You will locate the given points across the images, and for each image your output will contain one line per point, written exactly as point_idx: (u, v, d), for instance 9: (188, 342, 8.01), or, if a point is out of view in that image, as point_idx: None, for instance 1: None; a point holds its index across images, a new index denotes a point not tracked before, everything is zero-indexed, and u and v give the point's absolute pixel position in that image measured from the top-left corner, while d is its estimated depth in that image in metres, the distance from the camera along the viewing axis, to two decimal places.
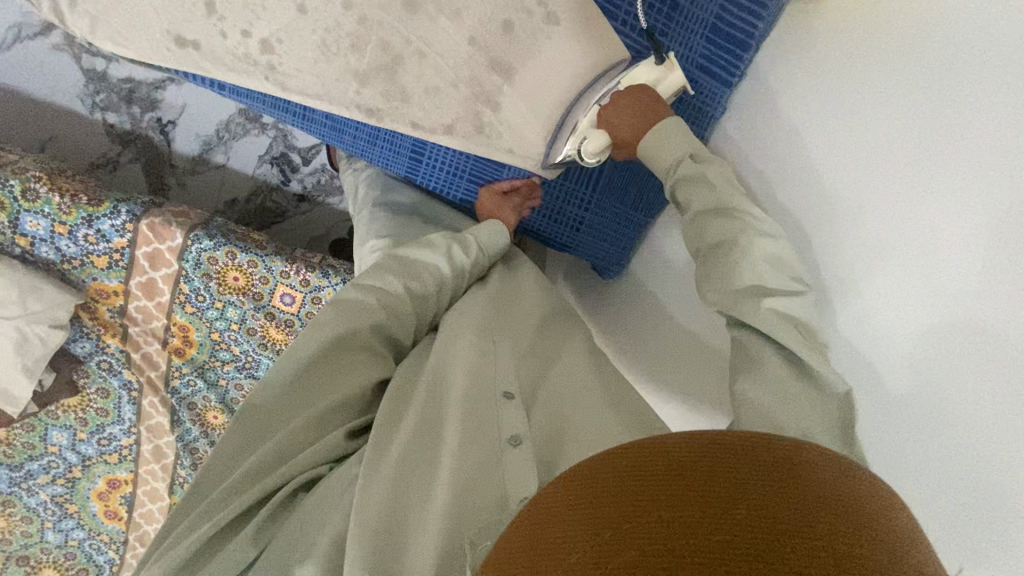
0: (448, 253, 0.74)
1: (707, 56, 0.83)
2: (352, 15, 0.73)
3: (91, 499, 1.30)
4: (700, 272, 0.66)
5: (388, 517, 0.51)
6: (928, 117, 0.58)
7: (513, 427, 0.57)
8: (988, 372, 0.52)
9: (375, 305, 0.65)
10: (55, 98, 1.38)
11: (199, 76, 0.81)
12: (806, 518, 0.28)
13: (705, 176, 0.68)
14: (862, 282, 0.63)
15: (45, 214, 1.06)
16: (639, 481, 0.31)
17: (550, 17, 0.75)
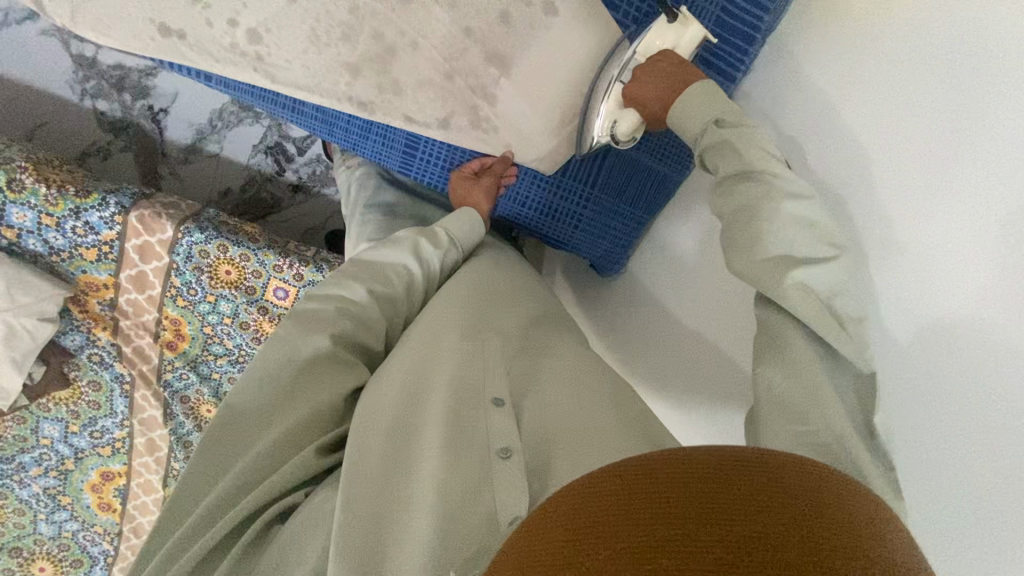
0: (418, 251, 0.75)
1: (712, 51, 0.80)
2: (343, 4, 0.70)
3: (84, 491, 1.29)
4: (727, 240, 0.64)
5: (369, 535, 0.49)
6: (965, 123, 0.57)
7: (504, 438, 0.56)
8: (1002, 376, 0.51)
9: (336, 312, 0.66)
10: (43, 85, 1.35)
11: (185, 66, 0.79)
12: (815, 540, 0.26)
13: (730, 141, 0.65)
14: (883, 282, 0.62)
15: (30, 205, 1.04)
16: (631, 498, 0.28)
17: (549, 8, 0.73)
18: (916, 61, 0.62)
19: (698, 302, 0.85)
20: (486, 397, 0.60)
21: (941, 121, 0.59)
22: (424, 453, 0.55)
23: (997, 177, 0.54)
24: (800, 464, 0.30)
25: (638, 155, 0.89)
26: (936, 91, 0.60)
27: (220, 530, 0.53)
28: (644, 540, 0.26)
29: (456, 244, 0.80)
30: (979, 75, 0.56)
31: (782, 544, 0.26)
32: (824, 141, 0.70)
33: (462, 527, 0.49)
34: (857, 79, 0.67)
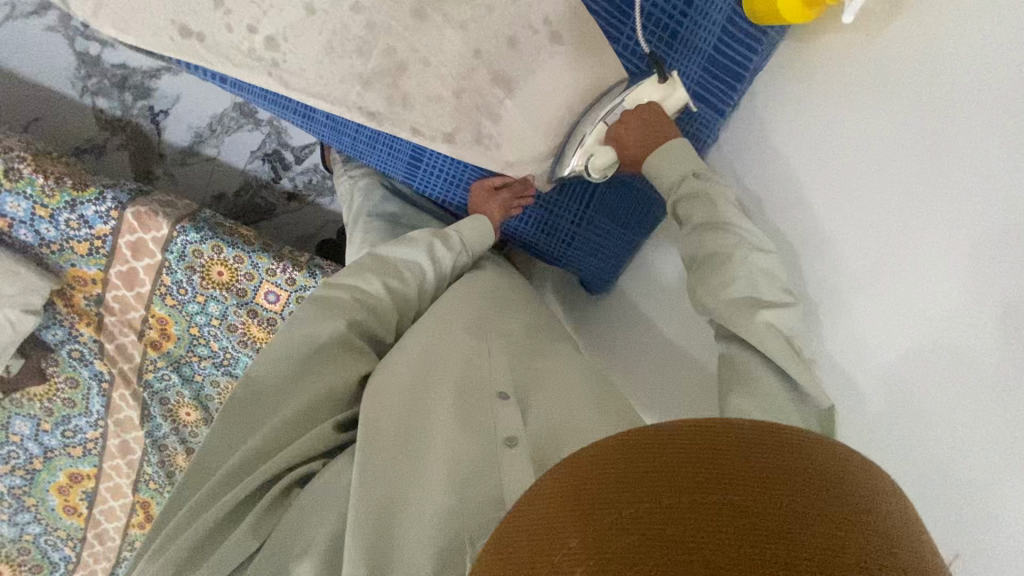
0: (433, 252, 0.78)
1: (705, 88, 0.86)
2: (360, 20, 0.74)
3: (49, 493, 1.25)
4: (694, 282, 0.69)
5: (384, 511, 0.51)
6: (933, 170, 0.59)
7: (509, 428, 0.57)
8: (957, 390, 0.54)
9: (351, 301, 0.68)
10: (44, 80, 1.36)
11: (200, 68, 0.81)
12: (806, 503, 0.29)
13: (706, 194, 0.71)
14: (845, 309, 0.66)
15: (26, 195, 1.03)
16: (635, 466, 0.31)
17: (554, 36, 0.78)
18: (877, 87, 0.65)
19: (680, 322, 0.90)
20: (492, 390, 0.62)
21: (898, 141, 0.62)
22: (431, 439, 0.57)
23: (957, 225, 0.56)
24: (792, 437, 0.33)
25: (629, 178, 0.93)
26: (909, 138, 0.61)
27: (228, 502, 0.54)
28: (652, 502, 0.29)
29: (470, 246, 0.83)
30: (947, 127, 0.58)
31: (778, 510, 0.28)
32: (803, 172, 0.74)
33: (470, 509, 0.51)
34: (827, 107, 0.72)
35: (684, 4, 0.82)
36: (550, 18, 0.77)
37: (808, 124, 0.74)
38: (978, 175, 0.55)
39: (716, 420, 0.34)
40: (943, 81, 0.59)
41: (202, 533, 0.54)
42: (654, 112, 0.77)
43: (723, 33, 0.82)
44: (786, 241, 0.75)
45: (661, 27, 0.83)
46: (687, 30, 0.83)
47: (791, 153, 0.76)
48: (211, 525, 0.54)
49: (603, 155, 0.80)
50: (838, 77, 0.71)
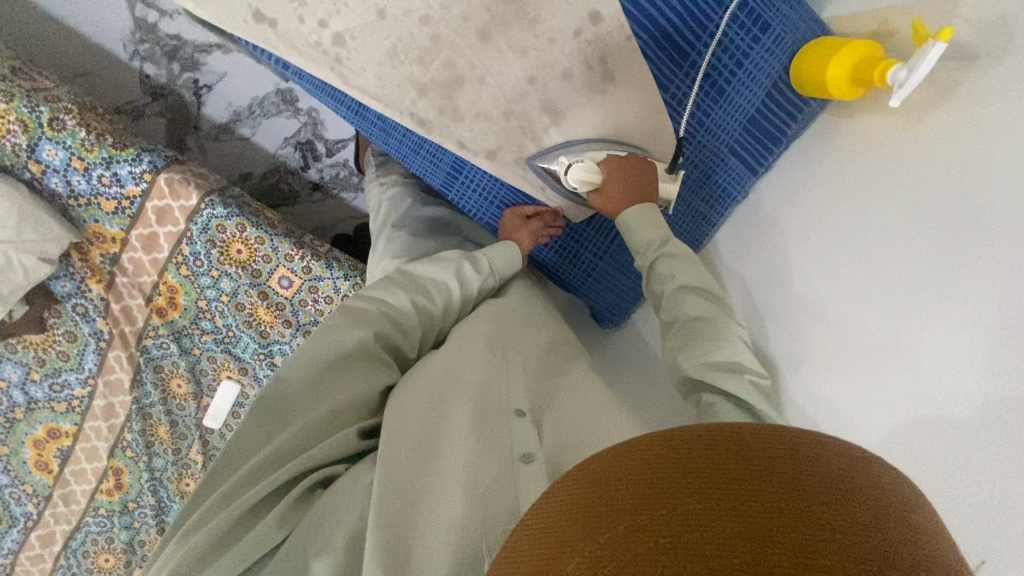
0: (460, 274, 0.80)
1: (741, 147, 0.89)
2: (426, 31, 0.78)
3: (25, 445, 1.25)
4: (670, 345, 0.71)
5: (399, 512, 0.53)
6: (936, 257, 0.61)
7: (525, 446, 0.59)
8: (948, 458, 0.57)
9: (379, 314, 0.69)
10: (97, 37, 1.38)
11: (267, 53, 0.83)
12: (823, 510, 0.30)
13: (688, 258, 0.74)
14: (848, 370, 0.69)
15: (65, 145, 1.01)
16: (651, 471, 0.33)
17: (607, 75, 0.81)
18: (904, 153, 0.67)
19: None
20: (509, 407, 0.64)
21: (915, 205, 0.64)
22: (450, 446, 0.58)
23: (971, 294, 0.57)
24: (816, 445, 0.34)
25: None
26: (915, 225, 0.64)
27: (255, 495, 0.56)
28: (667, 508, 0.30)
29: (500, 271, 0.84)
30: (967, 206, 0.59)
31: (796, 515, 0.29)
32: (812, 238, 0.78)
33: (487, 520, 0.52)
34: (855, 171, 0.74)
35: (735, 63, 0.84)
36: (607, 58, 0.81)
37: (834, 185, 0.76)
38: (993, 246, 0.56)
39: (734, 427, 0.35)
40: (965, 155, 0.60)
41: (222, 529, 0.55)
42: (650, 174, 0.79)
43: (766, 96, 0.85)
44: (793, 303, 0.79)
45: (709, 82, 0.86)
46: (733, 88, 0.86)
47: (809, 215, 0.79)
48: (233, 517, 0.55)
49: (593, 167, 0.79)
50: (863, 146, 0.73)
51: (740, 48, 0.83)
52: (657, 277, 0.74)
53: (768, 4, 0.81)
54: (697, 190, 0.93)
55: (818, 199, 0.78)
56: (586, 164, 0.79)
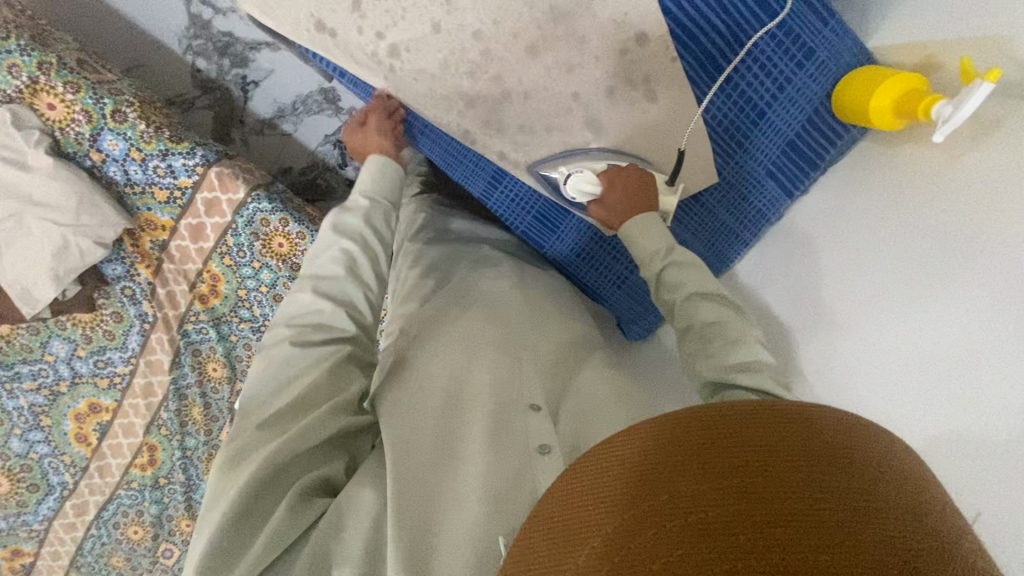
0: (341, 227, 0.79)
1: (778, 170, 0.90)
2: (477, 46, 0.80)
3: (67, 417, 1.31)
4: (687, 350, 0.69)
5: (415, 512, 0.58)
6: (957, 262, 0.64)
7: (542, 438, 0.64)
8: (967, 469, 0.59)
9: (285, 326, 0.73)
10: (154, 31, 1.44)
11: (326, 61, 0.88)
12: (820, 480, 0.32)
13: (693, 263, 0.73)
14: (872, 383, 0.72)
15: (125, 137, 1.07)
16: (654, 457, 0.35)
17: (650, 95, 0.83)
18: (933, 177, 0.69)
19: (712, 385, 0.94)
20: (523, 403, 0.69)
21: (940, 220, 0.67)
22: (467, 451, 0.64)
23: (990, 306, 0.59)
24: (820, 417, 0.36)
25: (689, 239, 0.97)
26: (940, 235, 0.67)
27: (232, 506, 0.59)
28: (673, 492, 0.33)
29: (384, 197, 0.83)
30: (987, 224, 0.61)
31: (787, 485, 0.32)
32: (846, 258, 0.79)
33: (505, 513, 0.58)
34: (886, 189, 0.76)
35: (777, 88, 0.85)
36: (652, 78, 0.82)
37: (868, 209, 0.78)
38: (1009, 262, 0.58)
39: (733, 406, 0.37)
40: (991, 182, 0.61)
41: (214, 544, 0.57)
42: (648, 182, 0.81)
43: (807, 121, 0.87)
44: (824, 320, 0.82)
45: (750, 105, 0.86)
46: (774, 112, 0.87)
47: (841, 233, 0.82)
48: (231, 528, 0.58)
49: (593, 178, 0.81)
50: (901, 174, 0.74)
51: (783, 73, 0.84)
52: (667, 286, 0.73)
53: (812, 31, 0.82)
54: (732, 210, 0.95)
55: (851, 220, 0.81)
56: (586, 175, 0.81)
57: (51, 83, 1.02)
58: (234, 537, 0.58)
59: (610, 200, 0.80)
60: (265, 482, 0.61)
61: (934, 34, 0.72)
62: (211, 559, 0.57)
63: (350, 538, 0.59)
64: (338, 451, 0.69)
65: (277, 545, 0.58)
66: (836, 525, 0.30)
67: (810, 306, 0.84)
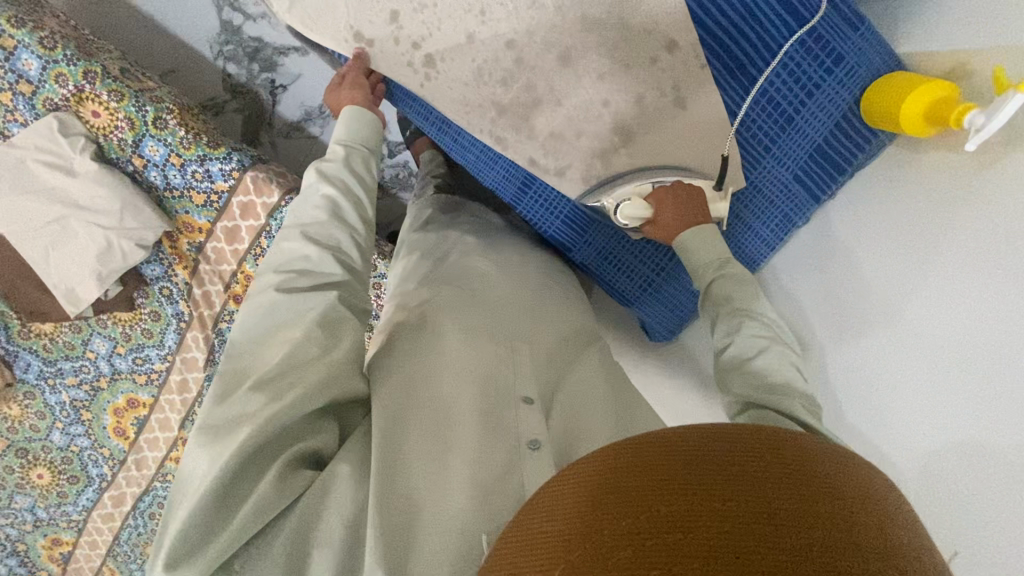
0: (324, 172, 0.81)
1: (805, 174, 0.91)
2: (510, 55, 0.83)
3: (106, 412, 1.37)
4: (722, 365, 0.71)
5: (399, 506, 0.61)
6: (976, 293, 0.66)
7: (531, 433, 0.69)
8: (994, 469, 0.63)
9: (273, 275, 0.74)
10: (187, 37, 1.48)
11: None
12: (794, 505, 0.34)
13: (743, 279, 0.73)
14: (896, 391, 0.76)
15: (166, 142, 1.11)
16: (639, 477, 0.37)
17: (679, 101, 0.85)
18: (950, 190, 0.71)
19: None
20: (517, 395, 0.73)
21: (957, 233, 0.70)
22: (457, 449, 0.66)
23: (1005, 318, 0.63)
24: (793, 443, 0.39)
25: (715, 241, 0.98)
26: (956, 267, 0.69)
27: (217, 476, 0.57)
28: (653, 511, 0.34)
29: (362, 143, 0.85)
30: (999, 237, 0.64)
31: (765, 509, 0.33)
32: (867, 272, 0.83)
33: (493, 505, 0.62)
34: (903, 201, 0.79)
35: (806, 94, 0.86)
36: (681, 85, 0.84)
37: (885, 222, 0.81)
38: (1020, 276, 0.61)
39: (713, 431, 0.39)
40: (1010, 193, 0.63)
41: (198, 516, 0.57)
42: (695, 196, 0.81)
43: (835, 126, 0.87)
44: (844, 329, 0.86)
45: (778, 111, 0.87)
46: (802, 118, 0.88)
47: (861, 244, 0.85)
48: (210, 505, 0.57)
49: (641, 203, 0.81)
50: (927, 181, 0.76)
51: (812, 79, 0.85)
52: (712, 299, 0.74)
53: (841, 36, 0.82)
54: (760, 215, 0.96)
55: (870, 232, 0.84)
56: (634, 202, 0.81)
57: (96, 92, 1.07)
58: (213, 515, 0.58)
59: (664, 221, 0.80)
60: (250, 455, 0.60)
61: (963, 42, 0.73)
62: (187, 536, 0.56)
63: (332, 521, 0.61)
64: (324, 423, 0.69)
65: (256, 523, 0.58)
66: (809, 549, 0.32)
67: (833, 312, 0.88)
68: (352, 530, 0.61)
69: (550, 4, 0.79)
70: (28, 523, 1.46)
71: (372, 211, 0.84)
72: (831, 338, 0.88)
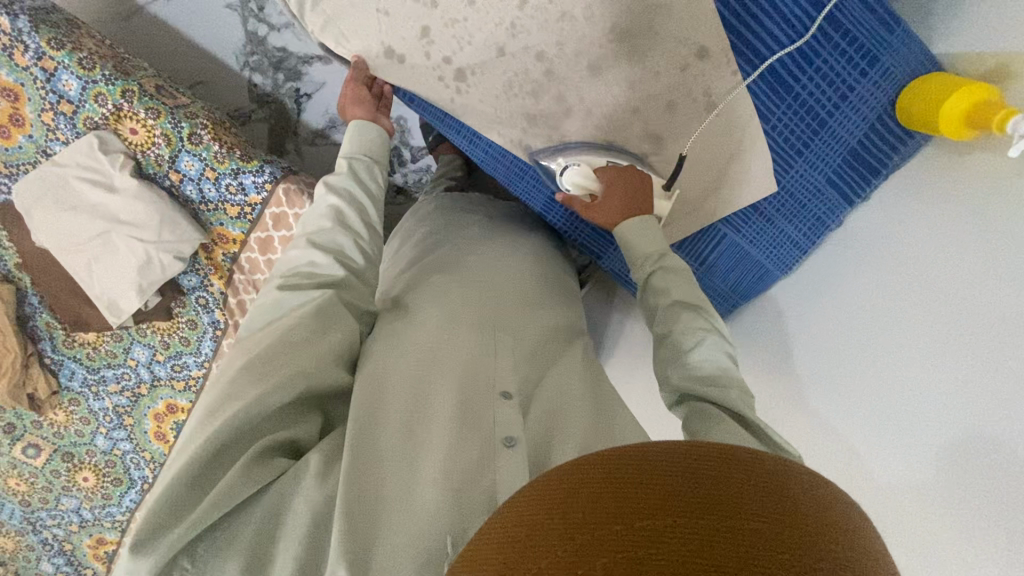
0: (330, 185, 0.92)
1: (838, 177, 0.90)
2: (540, 67, 0.83)
3: (147, 417, 1.41)
4: (661, 356, 0.73)
5: (369, 509, 0.62)
6: (958, 327, 0.73)
7: (508, 430, 0.70)
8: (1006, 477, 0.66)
9: (284, 274, 0.85)
10: (215, 50, 1.51)
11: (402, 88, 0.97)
12: (756, 530, 0.33)
13: (682, 271, 0.78)
14: (909, 394, 0.78)
15: (201, 157, 1.14)
16: (603, 490, 0.36)
17: (710, 107, 0.85)
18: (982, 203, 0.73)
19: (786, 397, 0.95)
20: (496, 391, 0.76)
21: (988, 245, 0.71)
22: (432, 450, 0.68)
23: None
24: (760, 457, 0.39)
25: (749, 247, 0.99)
26: (957, 294, 0.74)
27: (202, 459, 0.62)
28: (621, 524, 0.34)
29: (366, 154, 0.95)
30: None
31: (726, 530, 0.33)
32: (870, 289, 0.86)
33: (461, 508, 0.62)
34: (928, 209, 0.80)
35: (839, 96, 0.85)
36: (711, 91, 0.84)
37: (914, 227, 0.82)
38: None
39: (683, 443, 0.39)
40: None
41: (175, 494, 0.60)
42: (642, 184, 0.85)
43: (869, 129, 0.86)
44: (854, 331, 0.87)
45: (811, 115, 0.87)
46: (835, 121, 0.87)
47: (883, 249, 0.86)
48: (183, 488, 0.61)
49: (591, 172, 0.83)
50: (957, 191, 0.77)
51: (846, 81, 0.84)
52: (653, 290, 0.78)
53: (877, 39, 0.81)
54: (792, 219, 0.95)
55: (898, 238, 0.84)
56: (584, 168, 0.83)
57: (134, 110, 1.10)
58: (182, 499, 0.61)
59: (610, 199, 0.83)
60: (227, 442, 0.64)
61: (1009, 44, 0.71)
62: (156, 519, 0.59)
63: (299, 506, 0.62)
64: (308, 416, 0.73)
65: (225, 504, 0.60)
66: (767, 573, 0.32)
67: (847, 314, 0.89)
68: (318, 520, 0.61)
69: (579, 15, 0.79)
70: (74, 524, 1.52)
71: (376, 216, 0.94)
72: (807, 357, 0.94)
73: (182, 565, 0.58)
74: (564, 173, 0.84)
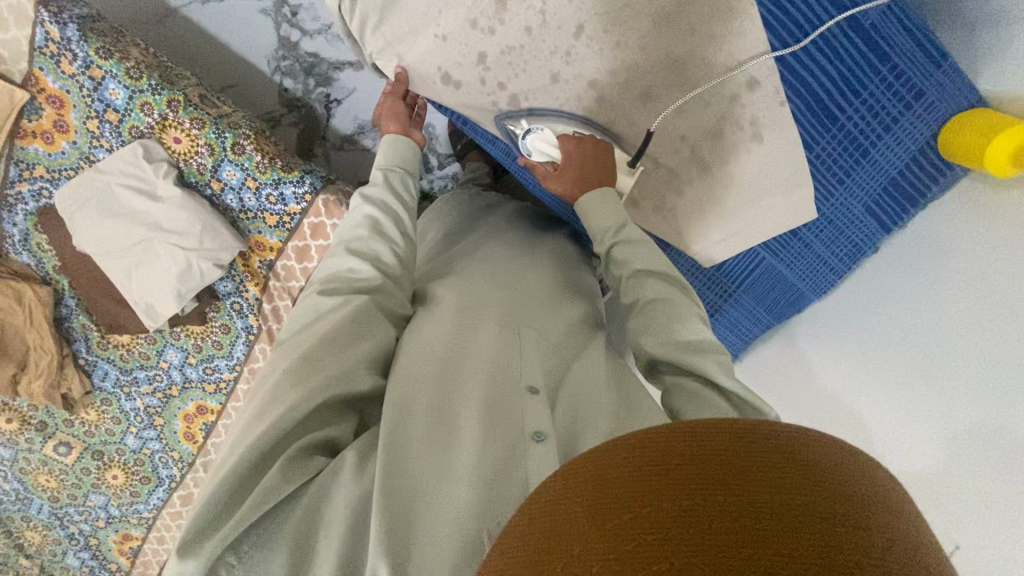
0: (365, 196, 0.94)
1: (879, 205, 0.92)
2: (592, 94, 0.86)
3: (177, 418, 1.43)
4: (634, 325, 0.76)
5: (396, 496, 0.62)
6: (987, 351, 0.80)
7: (537, 425, 0.70)
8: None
9: (321, 280, 0.88)
10: (248, 55, 1.51)
11: (452, 111, 1.01)
12: (792, 508, 0.33)
13: (642, 241, 0.81)
14: (959, 412, 0.84)
15: (243, 167, 1.16)
16: (635, 473, 0.37)
17: (756, 136, 0.86)
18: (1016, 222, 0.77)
19: None
20: (523, 385, 0.76)
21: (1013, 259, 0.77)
22: (457, 445, 0.68)
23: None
24: (789, 430, 0.39)
25: (786, 270, 1.02)
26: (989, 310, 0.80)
27: (246, 460, 0.64)
28: (655, 506, 0.34)
29: (397, 165, 0.97)
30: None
31: (760, 507, 0.33)
32: (907, 295, 0.92)
33: (492, 500, 0.63)
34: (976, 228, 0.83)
35: (884, 128, 0.87)
36: (759, 120, 0.85)
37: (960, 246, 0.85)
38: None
39: (711, 422, 0.39)
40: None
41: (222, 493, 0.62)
42: (604, 153, 0.86)
43: (910, 161, 0.88)
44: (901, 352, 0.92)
45: (855, 144, 0.88)
46: (879, 151, 0.89)
47: (929, 271, 0.89)
48: (230, 486, 0.62)
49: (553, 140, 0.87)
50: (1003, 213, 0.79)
51: (891, 116, 0.86)
52: (615, 262, 0.80)
53: (924, 74, 0.83)
54: (830, 244, 0.97)
55: (944, 256, 0.87)
56: (546, 135, 0.88)
57: (178, 120, 1.12)
58: (226, 501, 0.63)
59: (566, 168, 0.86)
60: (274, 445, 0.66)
61: None
62: (205, 516, 0.61)
63: (338, 503, 0.63)
64: (353, 424, 0.75)
65: (267, 502, 0.62)
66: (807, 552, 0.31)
67: (890, 332, 0.94)
68: (357, 518, 0.62)
69: (635, 44, 0.81)
70: (101, 520, 1.55)
71: (410, 225, 0.95)
72: (842, 373, 1.01)
73: (228, 562, 0.59)
74: (526, 137, 0.89)
